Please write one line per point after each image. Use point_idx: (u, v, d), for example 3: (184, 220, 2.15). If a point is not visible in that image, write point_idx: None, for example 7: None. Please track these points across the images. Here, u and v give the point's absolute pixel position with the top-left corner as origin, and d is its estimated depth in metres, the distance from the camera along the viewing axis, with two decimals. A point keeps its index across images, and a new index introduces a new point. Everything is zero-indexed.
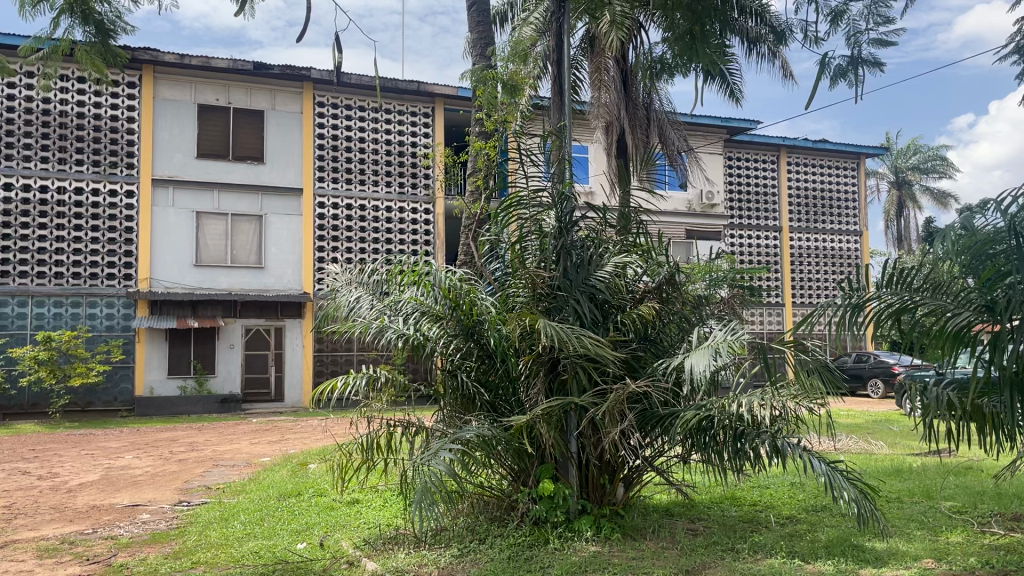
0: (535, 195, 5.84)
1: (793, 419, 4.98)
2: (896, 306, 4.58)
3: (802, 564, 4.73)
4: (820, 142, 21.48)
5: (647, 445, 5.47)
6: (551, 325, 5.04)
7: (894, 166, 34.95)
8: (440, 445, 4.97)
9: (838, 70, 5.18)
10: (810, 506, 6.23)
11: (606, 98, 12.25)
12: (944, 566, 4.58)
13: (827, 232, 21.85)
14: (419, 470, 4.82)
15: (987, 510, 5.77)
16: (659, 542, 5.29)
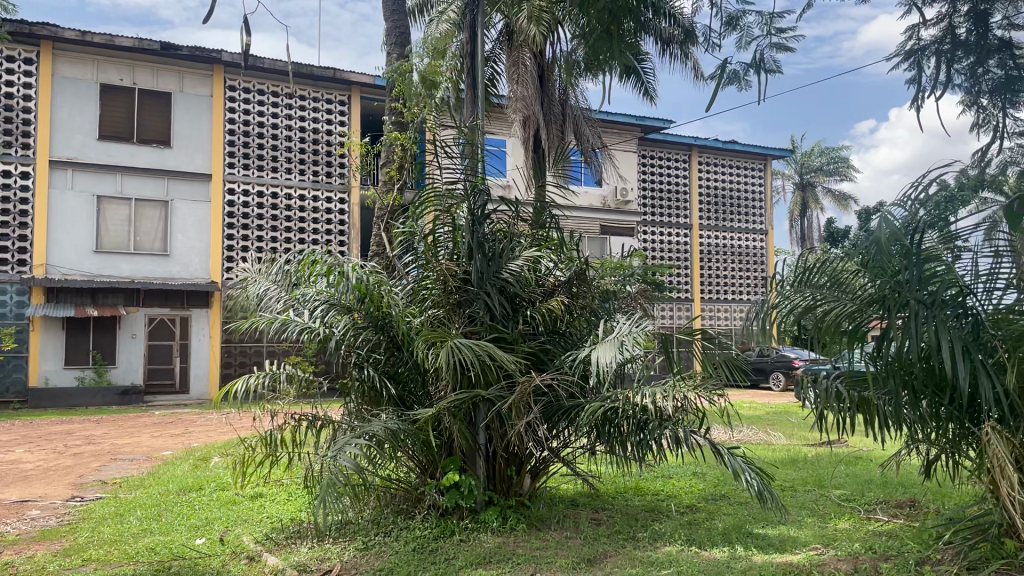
0: (450, 188, 5.76)
1: (694, 411, 5.12)
2: (802, 306, 4.74)
3: (698, 551, 4.89)
4: (730, 142, 22.09)
5: (555, 437, 5.56)
6: (466, 344, 5.05)
7: (801, 168, 36.29)
8: (346, 439, 4.94)
9: (735, 75, 5.41)
10: (710, 494, 6.44)
11: (523, 92, 12.21)
12: (830, 552, 4.79)
13: (736, 231, 22.53)
14: (324, 466, 4.77)
15: (874, 498, 6.08)
16: (563, 532, 5.38)
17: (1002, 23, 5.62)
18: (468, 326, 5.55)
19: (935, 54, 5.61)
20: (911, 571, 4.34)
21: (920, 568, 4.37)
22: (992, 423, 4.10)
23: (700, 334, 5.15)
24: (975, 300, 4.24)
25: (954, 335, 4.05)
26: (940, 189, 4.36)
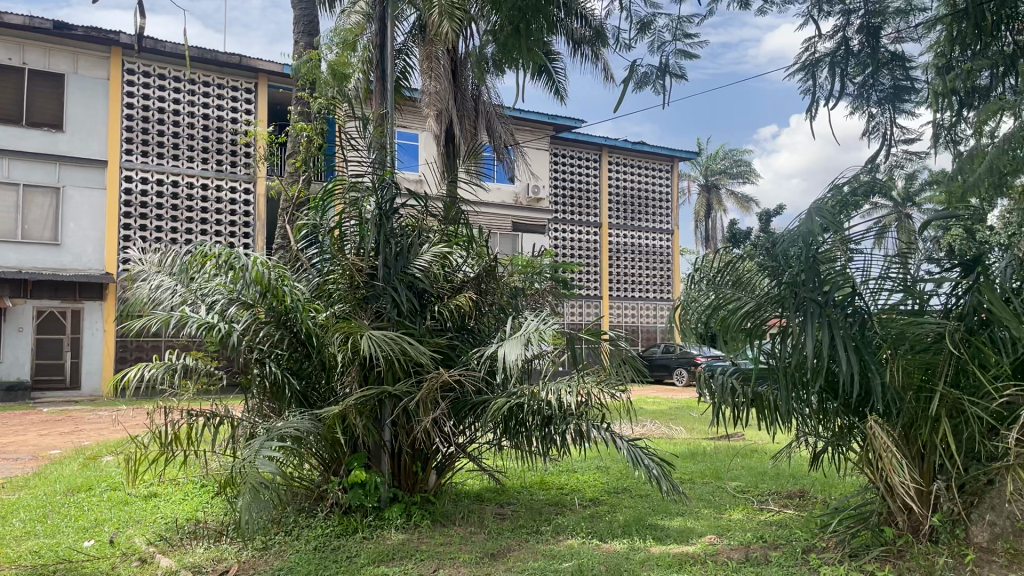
0: (357, 180, 5.71)
1: (598, 407, 5.23)
2: (710, 304, 4.89)
3: (599, 543, 4.99)
4: (639, 143, 22.54)
5: (460, 433, 5.58)
6: (373, 339, 4.95)
7: (707, 170, 37.38)
8: (261, 443, 4.80)
9: (645, 78, 5.53)
10: (612, 488, 6.58)
11: (435, 86, 12.15)
12: (724, 542, 4.98)
13: (643, 230, 23.01)
14: (235, 472, 4.63)
15: (767, 489, 6.32)
16: (467, 527, 5.41)
17: (892, 36, 5.93)
18: (375, 321, 5.52)
19: (830, 66, 5.91)
20: (798, 559, 4.55)
21: (806, 556, 4.57)
22: (875, 417, 4.29)
23: (608, 336, 5.43)
24: (862, 300, 4.42)
25: (842, 335, 4.23)
26: (835, 195, 4.57)
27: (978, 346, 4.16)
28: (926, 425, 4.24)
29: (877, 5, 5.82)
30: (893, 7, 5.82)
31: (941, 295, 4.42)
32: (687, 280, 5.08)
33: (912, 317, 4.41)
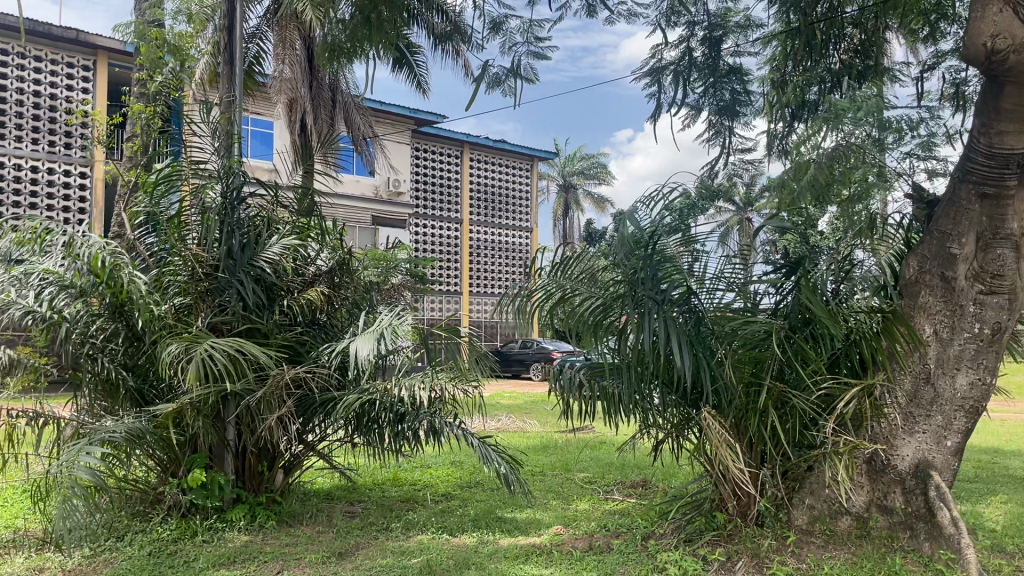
0: (197, 167, 5.48)
1: (450, 402, 5.28)
2: (556, 298, 4.98)
3: (449, 538, 5.02)
4: (500, 141, 22.75)
5: (308, 431, 5.44)
6: (215, 347, 4.77)
7: (564, 170, 38.33)
8: (79, 448, 4.47)
9: (496, 78, 5.61)
10: (466, 482, 6.63)
11: (287, 73, 11.84)
12: (570, 532, 5.13)
13: (502, 227, 23.26)
14: (53, 478, 4.30)
15: (612, 480, 6.57)
16: (315, 526, 5.30)
17: (731, 49, 6.28)
18: (218, 315, 5.31)
19: (674, 74, 6.20)
20: (638, 546, 4.74)
21: (645, 543, 4.78)
22: (710, 409, 4.48)
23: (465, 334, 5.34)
24: (699, 300, 4.67)
25: (679, 332, 4.41)
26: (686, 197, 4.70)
27: (800, 345, 4.44)
28: (755, 416, 4.50)
29: (719, 19, 6.14)
30: (733, 22, 6.14)
31: (770, 296, 4.72)
32: (540, 276, 5.07)
33: (742, 316, 4.70)
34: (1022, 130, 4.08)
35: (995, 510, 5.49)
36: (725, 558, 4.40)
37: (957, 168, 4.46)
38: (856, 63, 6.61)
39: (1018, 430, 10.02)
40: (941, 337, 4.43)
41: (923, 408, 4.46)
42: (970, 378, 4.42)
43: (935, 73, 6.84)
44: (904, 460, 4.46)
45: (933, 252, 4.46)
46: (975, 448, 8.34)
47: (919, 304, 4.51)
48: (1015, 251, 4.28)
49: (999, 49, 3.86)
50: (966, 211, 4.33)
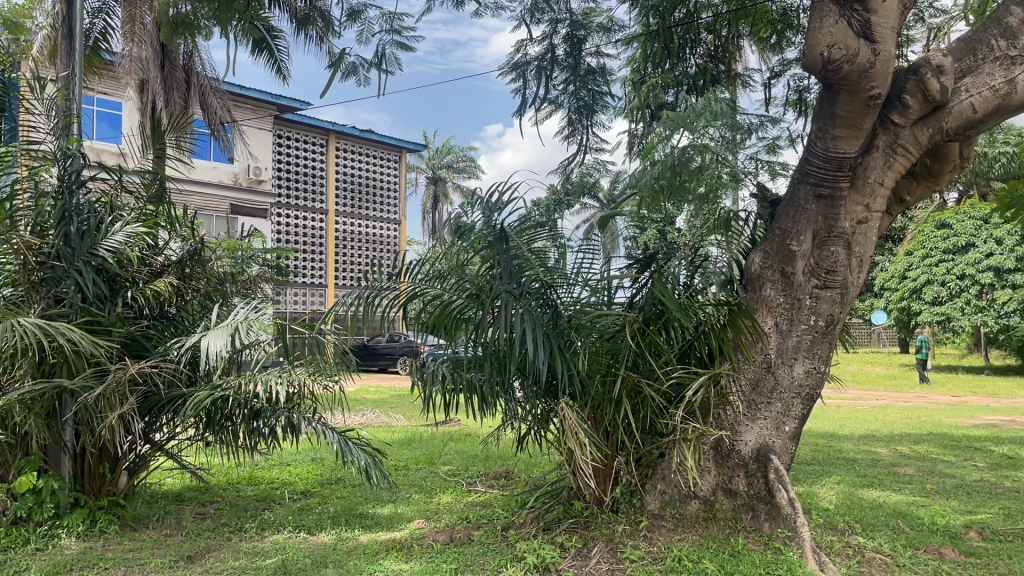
0: (29, 147, 5.13)
1: (309, 396, 5.13)
2: (410, 292, 4.88)
3: (306, 536, 4.89)
4: (367, 131, 22.39)
5: (155, 430, 5.18)
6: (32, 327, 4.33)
7: (432, 163, 38.30)
8: None
9: (351, 67, 5.53)
10: (325, 479, 6.49)
11: (138, 52, 11.23)
12: (431, 525, 5.11)
13: (369, 218, 22.89)
14: None
15: (475, 472, 6.60)
16: (162, 529, 5.04)
17: (592, 50, 6.43)
18: (53, 307, 4.93)
19: (536, 70, 6.29)
20: (498, 536, 4.79)
21: (505, 533, 4.84)
22: (566, 400, 4.57)
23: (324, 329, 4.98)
24: (556, 293, 4.79)
25: (537, 325, 4.46)
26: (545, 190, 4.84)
27: (653, 337, 4.60)
28: (609, 405, 4.63)
29: (582, 18, 6.28)
30: (596, 23, 6.29)
31: (626, 290, 4.88)
32: (408, 274, 4.89)
33: (597, 308, 4.84)
34: (853, 135, 4.38)
35: (829, 490, 5.90)
36: (581, 545, 4.52)
37: (797, 170, 4.73)
38: (710, 67, 6.90)
39: (852, 415, 10.81)
40: (781, 329, 4.70)
41: (765, 396, 4.72)
42: (807, 367, 4.70)
43: (781, 79, 7.25)
44: (747, 445, 4.71)
45: (774, 249, 4.73)
46: (814, 433, 8.94)
47: (761, 297, 4.78)
48: (846, 248, 4.56)
49: (834, 58, 4.11)
50: (803, 211, 4.60)
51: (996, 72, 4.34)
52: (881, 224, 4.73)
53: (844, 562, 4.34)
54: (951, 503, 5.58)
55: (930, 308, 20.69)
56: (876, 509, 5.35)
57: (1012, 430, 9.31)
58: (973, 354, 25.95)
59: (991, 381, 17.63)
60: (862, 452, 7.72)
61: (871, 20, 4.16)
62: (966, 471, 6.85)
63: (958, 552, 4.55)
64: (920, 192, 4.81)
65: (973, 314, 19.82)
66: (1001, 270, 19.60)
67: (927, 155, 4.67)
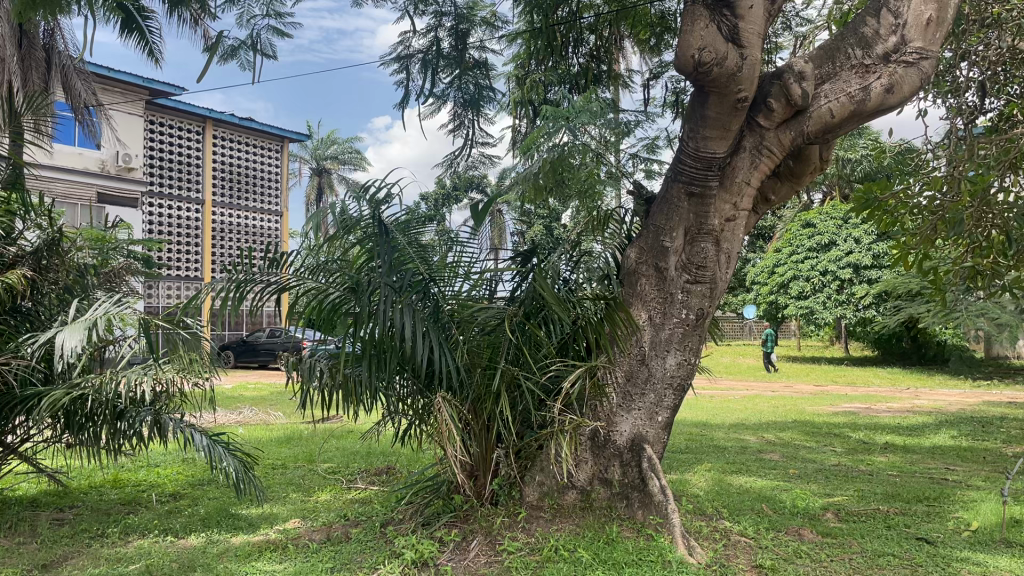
0: None
1: (177, 395, 4.92)
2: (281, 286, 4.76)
3: (174, 540, 4.69)
4: (247, 120, 21.67)
5: (8, 432, 4.84)
6: None
7: (316, 154, 37.55)
8: None
9: (231, 50, 5.32)
10: (197, 480, 6.25)
11: None
12: (307, 524, 5.01)
13: (249, 209, 22.18)
14: None
15: (356, 469, 6.51)
16: (14, 538, 4.72)
17: (476, 44, 6.44)
18: None
19: (421, 63, 6.23)
20: (375, 533, 4.74)
21: (383, 529, 4.78)
22: (443, 394, 4.54)
23: (183, 323, 4.73)
24: (437, 288, 4.76)
25: (416, 318, 4.41)
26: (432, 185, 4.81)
27: (532, 331, 4.67)
28: (489, 399, 4.64)
29: (465, 12, 6.27)
30: (479, 17, 6.36)
31: (507, 283, 4.93)
32: (293, 268, 4.75)
33: (477, 303, 4.86)
34: (722, 137, 4.56)
35: (700, 477, 6.14)
36: (460, 539, 4.53)
37: (670, 169, 4.88)
38: (592, 67, 7.04)
39: (723, 404, 11.30)
40: (655, 322, 4.84)
41: (639, 387, 4.86)
42: (678, 359, 4.87)
43: (660, 81, 7.47)
44: (622, 435, 4.83)
45: (648, 245, 4.88)
46: (688, 422, 9.28)
47: (636, 292, 4.90)
48: (715, 245, 4.74)
49: (705, 61, 4.27)
50: (676, 209, 4.76)
51: (853, 79, 4.55)
52: (747, 222, 4.94)
53: (712, 546, 4.54)
54: (811, 487, 5.92)
55: (796, 302, 21.94)
56: (742, 494, 5.61)
57: (866, 417, 9.96)
58: (834, 346, 27.61)
59: (850, 371, 18.81)
60: (732, 440, 8.07)
61: (739, 26, 4.32)
62: (825, 456, 7.28)
63: (816, 533, 4.83)
64: (784, 192, 5.04)
65: (835, 308, 21.06)
66: (860, 267, 20.91)
67: (790, 157, 4.91)
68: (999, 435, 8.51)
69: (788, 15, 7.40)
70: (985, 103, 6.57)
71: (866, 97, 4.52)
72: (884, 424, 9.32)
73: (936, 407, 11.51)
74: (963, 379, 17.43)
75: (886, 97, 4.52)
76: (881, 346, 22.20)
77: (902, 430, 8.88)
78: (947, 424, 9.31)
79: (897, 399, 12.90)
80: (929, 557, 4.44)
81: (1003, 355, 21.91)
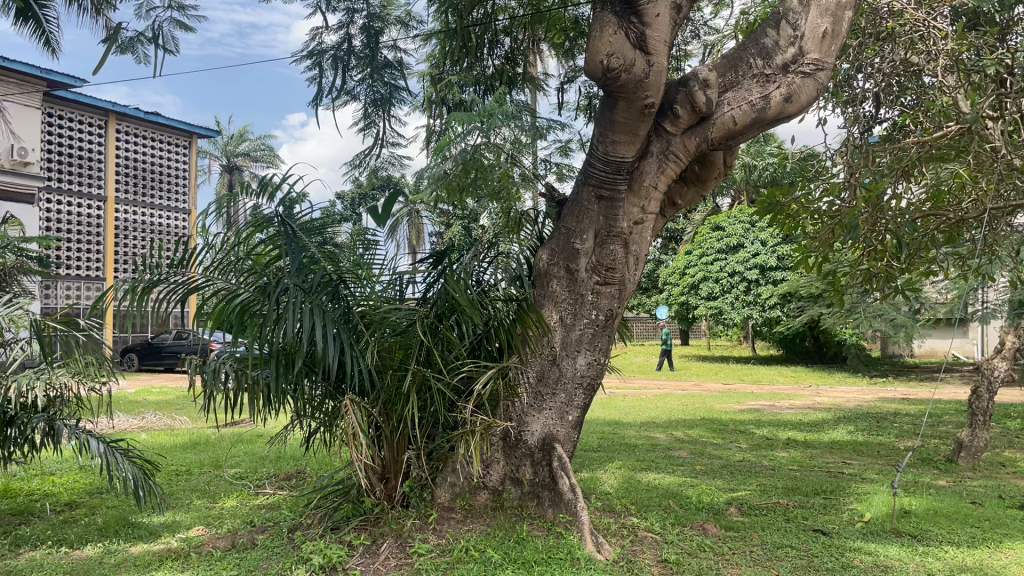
0: None
1: (71, 401, 4.73)
2: (183, 286, 4.63)
3: (68, 551, 4.50)
4: (153, 114, 20.95)
5: None
6: None
7: (225, 151, 36.62)
8: None
9: (129, 42, 5.15)
10: (94, 488, 6.01)
11: None
12: (211, 531, 4.88)
13: (155, 207, 21.44)
14: None
15: (265, 473, 6.38)
16: None
17: (389, 43, 6.38)
18: None
19: (333, 59, 6.14)
20: (283, 539, 4.65)
21: (291, 535, 4.70)
22: (352, 396, 4.49)
23: (82, 326, 4.55)
24: (346, 290, 4.69)
25: (323, 319, 4.34)
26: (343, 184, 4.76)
27: (444, 333, 4.66)
28: (399, 401, 4.61)
29: (378, 10, 6.22)
30: (393, 16, 6.32)
31: (418, 284, 4.91)
32: (202, 266, 4.60)
33: (388, 303, 4.82)
34: (630, 141, 4.65)
35: (611, 475, 6.25)
36: (370, 542, 4.49)
37: (580, 172, 4.96)
38: (508, 69, 7.08)
39: (635, 403, 11.52)
40: (566, 323, 4.90)
41: (550, 386, 4.91)
42: (588, 359, 4.94)
43: (573, 85, 7.56)
44: (533, 435, 4.87)
45: (559, 247, 4.94)
46: (601, 421, 9.42)
47: (548, 293, 4.95)
48: (624, 247, 4.83)
49: (613, 67, 4.34)
50: (586, 211, 4.83)
51: (754, 89, 4.71)
52: (654, 224, 5.05)
53: (619, 542, 4.62)
54: (716, 482, 6.10)
55: (706, 303, 22.53)
56: (650, 491, 5.74)
57: (770, 414, 10.32)
58: (743, 345, 28.52)
59: (758, 369, 19.46)
60: (642, 438, 8.25)
61: (646, 33, 4.40)
62: (731, 451, 7.52)
63: (720, 527, 4.98)
64: (690, 196, 5.18)
65: (742, 308, 21.74)
66: (765, 268, 21.68)
67: (696, 162, 5.04)
68: (893, 430, 8.95)
69: (697, 23, 7.60)
70: (880, 113, 6.90)
71: (766, 105, 4.68)
72: (786, 420, 9.68)
73: (833, 403, 12.03)
74: (862, 377, 18.26)
75: (784, 105, 4.69)
76: (786, 346, 23.03)
77: (803, 426, 9.23)
78: (844, 420, 9.74)
79: (800, 396, 13.42)
80: (825, 547, 4.63)
81: (898, 353, 23.07)
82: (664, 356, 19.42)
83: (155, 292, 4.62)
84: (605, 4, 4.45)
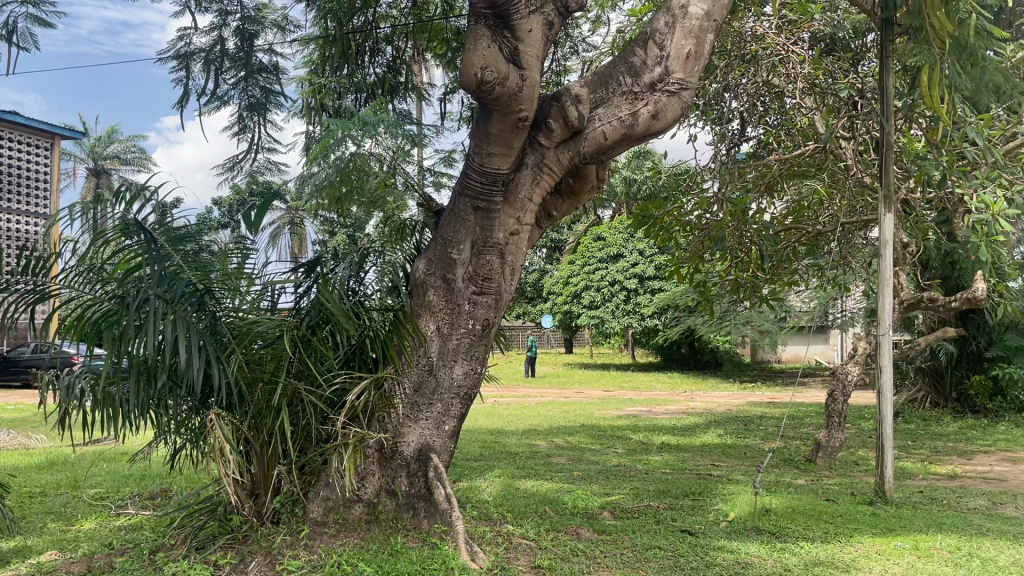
0: None
1: None
2: (34, 296, 4.35)
3: None
4: (11, 113, 19.68)
5: None
6: None
7: (92, 152, 34.73)
8: None
9: None
10: None
11: None
12: (65, 556, 4.62)
13: (12, 211, 20.12)
14: None
15: (127, 493, 6.09)
16: None
17: (264, 47, 6.26)
18: None
19: (203, 61, 5.95)
20: (143, 561, 4.45)
21: (152, 556, 4.50)
22: (217, 410, 4.34)
23: None
24: (213, 300, 4.53)
25: (185, 331, 4.16)
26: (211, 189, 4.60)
27: (316, 345, 4.57)
28: (269, 415, 4.50)
29: (253, 14, 6.12)
30: (269, 19, 6.20)
31: (289, 295, 4.79)
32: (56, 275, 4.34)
33: (258, 315, 4.67)
34: (504, 154, 4.72)
35: (490, 483, 6.30)
36: (237, 561, 4.35)
37: (457, 182, 4.99)
38: (389, 78, 7.06)
39: (517, 411, 11.64)
40: (442, 333, 4.91)
41: (427, 397, 4.90)
42: (465, 368, 4.97)
43: (455, 96, 7.62)
44: (409, 446, 4.86)
45: (436, 257, 4.94)
46: (483, 430, 9.46)
47: (424, 303, 4.94)
48: (500, 258, 4.89)
49: (487, 80, 4.38)
50: (463, 222, 4.86)
51: (623, 105, 4.87)
52: (530, 236, 5.13)
53: (494, 550, 4.66)
54: (592, 487, 6.25)
55: (587, 311, 22.93)
56: (528, 498, 5.81)
57: (647, 419, 10.64)
58: (623, 353, 29.31)
59: (639, 376, 20.02)
60: (523, 445, 8.34)
61: (518, 48, 4.51)
62: (607, 457, 7.71)
63: (593, 531, 5.10)
64: (564, 208, 5.30)
65: (623, 317, 22.36)
66: (644, 278, 22.38)
67: (570, 175, 5.16)
68: (759, 433, 9.41)
69: (576, 39, 7.80)
70: (746, 131, 7.25)
71: (635, 122, 4.84)
72: (661, 425, 10.00)
73: (705, 408, 12.53)
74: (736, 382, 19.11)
75: (651, 122, 4.87)
76: (665, 354, 23.81)
77: (677, 430, 9.57)
78: (715, 424, 10.15)
79: (675, 401, 13.91)
80: (690, 547, 4.82)
81: (767, 359, 24.32)
82: (528, 364, 20.17)
83: (5, 301, 4.34)
84: (478, 18, 4.50)
